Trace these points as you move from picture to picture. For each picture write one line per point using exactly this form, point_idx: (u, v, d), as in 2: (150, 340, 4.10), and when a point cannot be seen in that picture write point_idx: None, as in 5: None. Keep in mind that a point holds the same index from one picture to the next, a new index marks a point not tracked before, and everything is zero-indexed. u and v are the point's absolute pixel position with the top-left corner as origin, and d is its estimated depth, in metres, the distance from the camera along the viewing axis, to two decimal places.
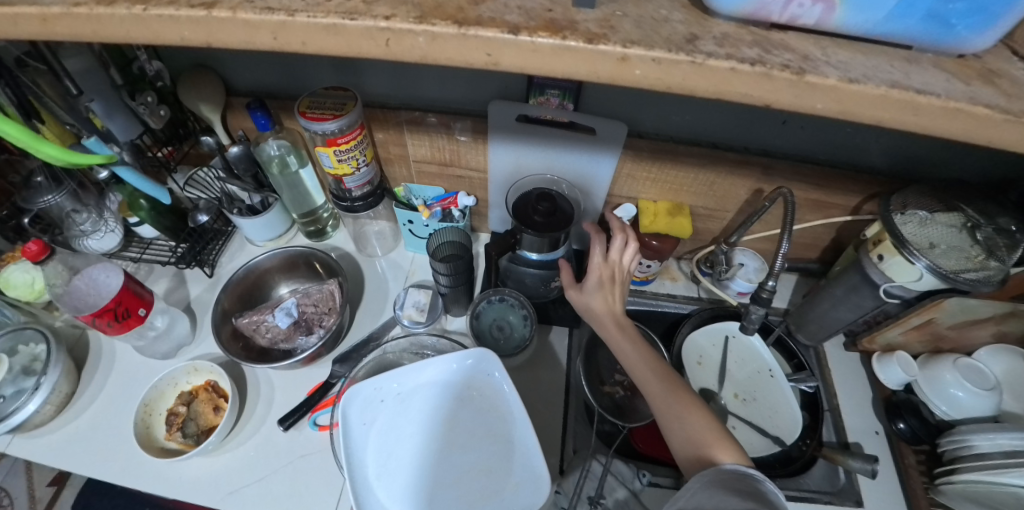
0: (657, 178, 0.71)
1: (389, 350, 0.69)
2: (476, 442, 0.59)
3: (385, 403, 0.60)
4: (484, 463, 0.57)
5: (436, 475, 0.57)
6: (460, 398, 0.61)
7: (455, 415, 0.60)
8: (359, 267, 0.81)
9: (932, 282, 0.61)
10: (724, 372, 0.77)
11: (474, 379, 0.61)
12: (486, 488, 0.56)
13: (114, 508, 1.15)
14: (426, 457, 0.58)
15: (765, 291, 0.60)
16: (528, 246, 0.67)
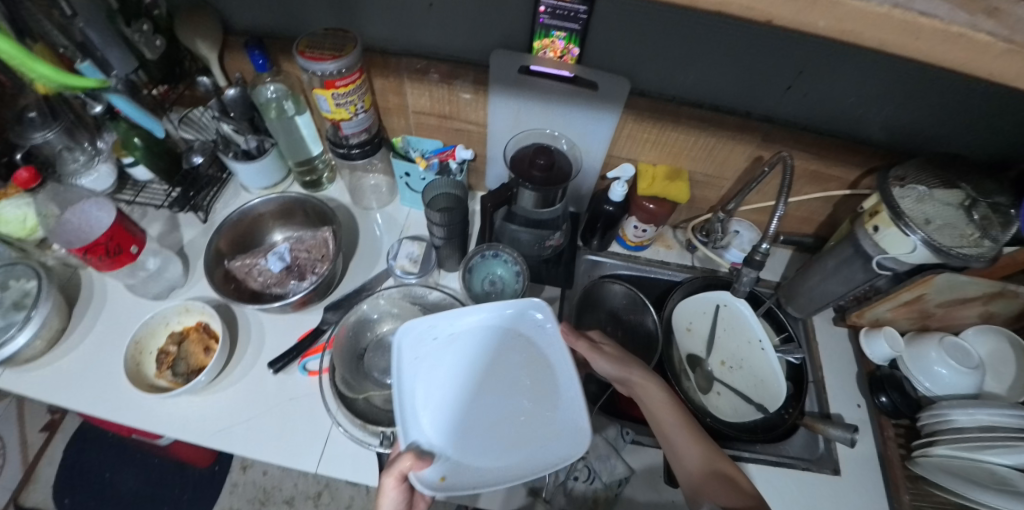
0: (658, 140, 0.70)
1: (383, 297, 0.69)
2: (521, 390, 0.59)
3: (436, 341, 0.60)
4: (528, 413, 0.57)
5: (479, 417, 0.57)
6: (511, 345, 0.61)
7: (504, 361, 0.60)
8: (354, 219, 0.81)
9: (925, 255, 0.61)
10: (713, 340, 0.78)
11: (526, 330, 0.61)
12: (527, 434, 0.56)
13: (105, 453, 1.17)
14: (472, 397, 0.58)
15: (757, 255, 0.62)
16: (524, 202, 0.67)
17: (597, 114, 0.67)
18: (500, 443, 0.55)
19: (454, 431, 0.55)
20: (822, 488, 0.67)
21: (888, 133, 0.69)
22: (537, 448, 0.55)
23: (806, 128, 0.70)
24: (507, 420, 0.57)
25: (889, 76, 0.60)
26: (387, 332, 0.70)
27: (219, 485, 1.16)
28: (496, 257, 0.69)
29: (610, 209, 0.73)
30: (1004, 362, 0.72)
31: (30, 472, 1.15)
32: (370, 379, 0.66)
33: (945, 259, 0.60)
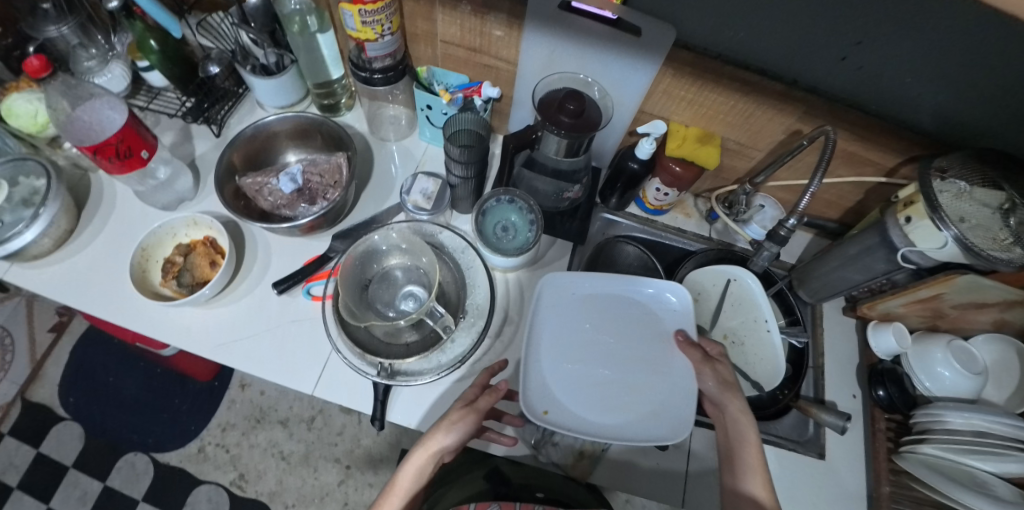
0: (694, 100, 0.67)
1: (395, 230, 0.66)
2: (635, 361, 0.63)
3: (574, 301, 0.66)
4: (642, 386, 0.61)
5: (593, 376, 0.62)
6: (640, 320, 0.65)
7: (626, 331, 0.65)
8: (370, 149, 0.80)
9: (954, 252, 0.59)
10: (719, 313, 0.76)
11: (659, 312, 0.66)
12: (632, 403, 0.60)
13: (111, 358, 1.20)
14: (590, 355, 0.63)
15: (782, 229, 0.64)
16: (548, 149, 0.66)
17: (636, 64, 0.63)
18: (604, 404, 0.60)
19: (565, 383, 0.61)
20: (803, 468, 0.69)
21: (940, 123, 0.61)
22: (638, 417, 0.59)
23: (850, 104, 0.62)
24: (617, 384, 0.61)
25: (958, 62, 0.49)
26: (394, 266, 0.67)
27: (218, 400, 1.19)
28: (512, 203, 0.70)
29: (634, 167, 0.71)
30: (1007, 371, 0.71)
31: (37, 368, 1.19)
32: (374, 311, 0.63)
33: (974, 260, 0.58)
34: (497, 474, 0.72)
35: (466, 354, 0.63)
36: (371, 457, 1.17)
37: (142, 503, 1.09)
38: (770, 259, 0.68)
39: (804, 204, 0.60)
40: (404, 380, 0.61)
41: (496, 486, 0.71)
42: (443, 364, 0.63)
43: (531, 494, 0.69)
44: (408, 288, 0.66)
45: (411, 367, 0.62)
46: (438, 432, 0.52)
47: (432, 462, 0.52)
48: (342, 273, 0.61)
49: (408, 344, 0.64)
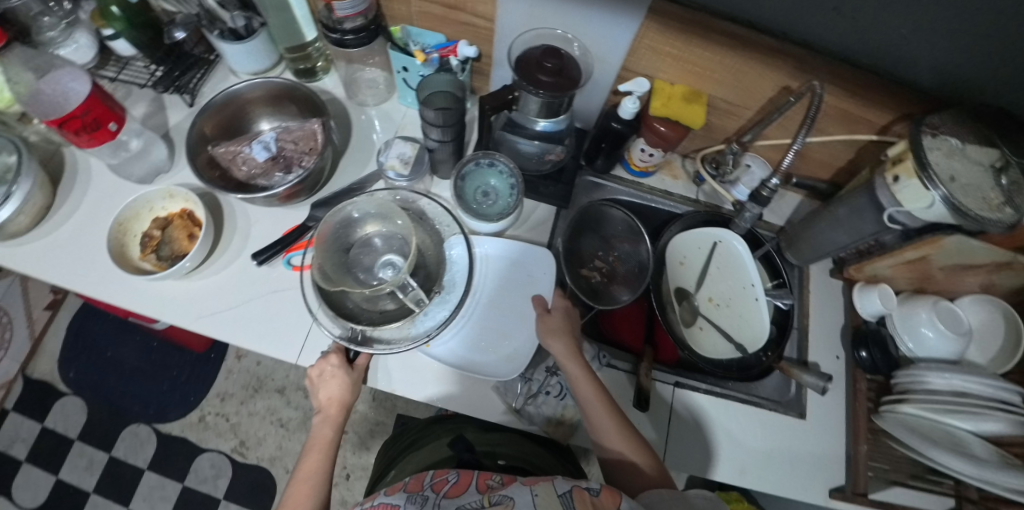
0: (680, 56, 0.64)
1: (371, 202, 0.64)
2: (508, 314, 0.66)
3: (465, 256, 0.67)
4: (513, 339, 0.65)
5: (476, 325, 0.65)
6: (522, 282, 0.67)
7: (510, 288, 0.67)
8: (348, 114, 0.78)
9: (941, 212, 0.57)
10: (704, 276, 0.76)
11: (539, 275, 0.68)
12: (494, 348, 0.64)
13: (108, 333, 1.21)
14: (469, 305, 0.66)
15: (765, 190, 0.64)
16: (528, 110, 0.64)
17: (620, 18, 0.60)
18: (471, 344, 0.64)
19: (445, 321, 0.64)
20: (784, 428, 0.70)
21: (937, 83, 0.58)
22: (497, 361, 0.64)
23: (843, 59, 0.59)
24: (493, 334, 0.65)
25: (959, 16, 0.46)
26: (373, 233, 0.66)
27: (217, 369, 1.21)
28: (492, 166, 0.68)
29: (618, 127, 0.69)
30: (991, 334, 0.71)
31: (36, 344, 1.20)
32: (351, 276, 0.62)
33: (960, 219, 0.58)
34: (461, 441, 0.73)
35: (435, 330, 0.62)
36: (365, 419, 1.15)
37: (148, 471, 1.13)
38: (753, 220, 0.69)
39: (788, 162, 0.59)
40: (383, 347, 0.61)
41: (460, 452, 0.72)
42: (416, 336, 0.62)
43: (494, 462, 0.71)
44: (387, 256, 0.65)
45: (390, 334, 0.62)
46: (332, 386, 0.58)
47: (343, 411, 0.59)
48: (319, 239, 0.61)
49: (385, 311, 0.63)
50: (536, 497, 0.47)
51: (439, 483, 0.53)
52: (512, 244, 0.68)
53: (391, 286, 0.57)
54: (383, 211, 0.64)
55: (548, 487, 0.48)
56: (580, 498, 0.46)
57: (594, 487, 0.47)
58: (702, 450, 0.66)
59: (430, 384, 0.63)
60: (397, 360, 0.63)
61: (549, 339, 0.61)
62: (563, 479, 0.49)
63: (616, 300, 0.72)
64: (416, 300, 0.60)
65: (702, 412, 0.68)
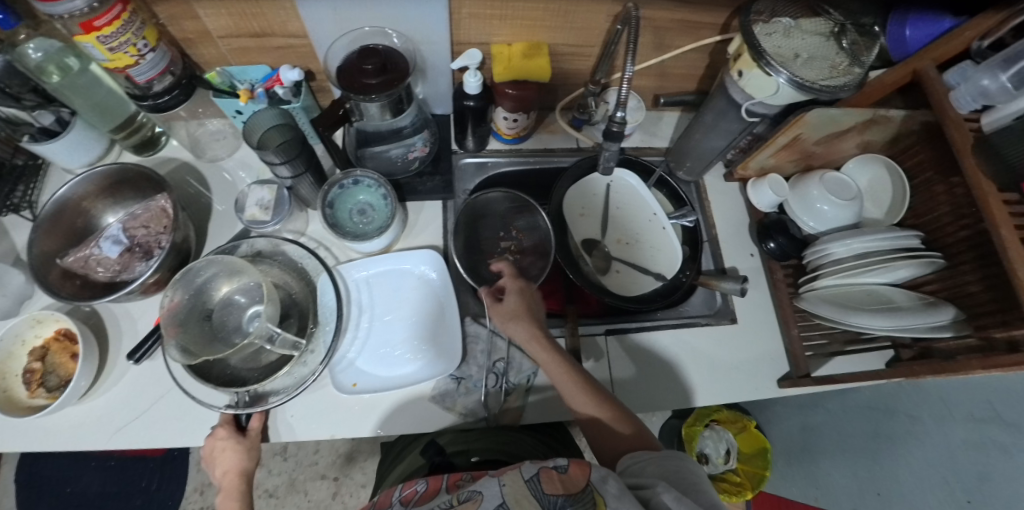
0: (505, 15, 0.61)
1: (199, 266, 0.61)
2: (416, 318, 0.68)
3: (356, 285, 0.68)
4: (427, 338, 0.67)
5: (380, 339, 0.67)
6: (415, 288, 0.69)
7: (408, 297, 0.68)
8: (203, 175, 0.73)
9: (788, 94, 0.58)
10: (605, 220, 0.79)
11: (429, 273, 0.69)
12: (415, 352, 0.66)
13: None
14: (377, 327, 0.67)
15: (615, 124, 0.55)
16: (371, 115, 0.62)
17: None
18: (391, 361, 0.66)
19: (362, 349, 0.66)
20: (719, 338, 0.72)
21: None
22: (423, 364, 0.65)
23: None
24: (401, 343, 0.66)
25: None
26: (232, 291, 0.64)
27: (184, 467, 1.10)
28: (358, 183, 0.66)
29: (472, 104, 0.66)
30: (881, 189, 0.74)
31: None
32: (219, 343, 0.61)
33: (810, 95, 0.58)
34: (431, 445, 0.60)
35: (321, 365, 0.61)
36: (351, 457, 1.12)
37: None
38: (616, 157, 0.59)
39: (625, 89, 0.53)
40: (273, 400, 0.61)
41: (430, 458, 0.59)
42: (305, 376, 0.61)
43: (465, 459, 0.57)
44: (254, 308, 0.64)
45: (279, 384, 0.61)
46: (225, 459, 0.58)
47: (240, 484, 0.57)
48: (164, 320, 0.59)
49: (268, 364, 0.62)
50: (504, 488, 0.42)
51: (407, 493, 0.47)
52: (396, 256, 0.68)
53: (255, 339, 0.55)
54: (229, 268, 0.63)
55: (515, 474, 0.43)
56: (548, 479, 0.42)
57: (560, 463, 0.44)
58: (651, 387, 0.68)
59: (364, 416, 0.63)
60: (304, 403, 0.63)
61: (501, 321, 0.61)
62: (530, 461, 0.44)
63: (532, 277, 0.70)
64: (289, 344, 0.58)
65: (641, 352, 0.69)
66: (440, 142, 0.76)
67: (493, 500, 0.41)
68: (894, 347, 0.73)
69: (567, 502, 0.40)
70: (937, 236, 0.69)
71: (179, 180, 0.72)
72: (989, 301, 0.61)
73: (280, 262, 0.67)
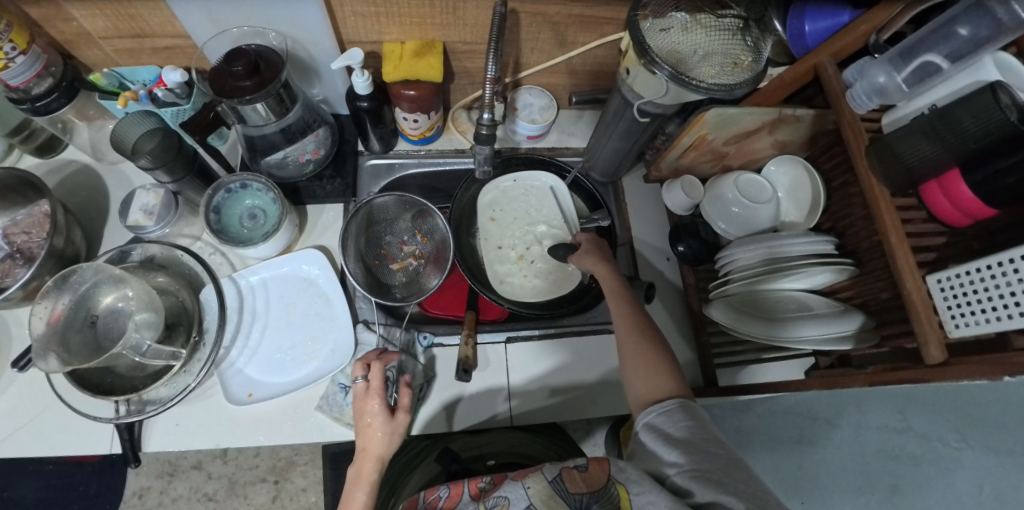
0: (390, 13, 0.58)
1: (79, 277, 0.60)
2: (308, 320, 0.66)
3: (243, 290, 0.66)
4: (315, 338, 0.65)
5: (268, 346, 0.65)
6: (304, 292, 0.67)
7: (298, 301, 0.67)
8: (101, 178, 0.72)
9: (676, 93, 0.56)
10: (519, 221, 0.74)
11: (316, 274, 0.68)
12: (305, 353, 0.65)
13: None
14: (267, 333, 0.66)
15: (484, 128, 0.57)
16: (253, 119, 0.60)
17: None
18: (278, 366, 0.64)
19: (252, 356, 0.64)
20: None
21: None
22: (313, 366, 0.64)
23: None
24: (288, 351, 0.65)
25: None
26: (117, 300, 0.63)
27: (124, 468, 1.06)
28: (246, 187, 0.65)
29: (365, 105, 0.64)
30: (801, 190, 0.70)
31: None
32: (99, 351, 0.60)
33: (701, 95, 0.56)
34: (447, 453, 0.67)
35: (196, 381, 0.60)
36: (291, 462, 1.10)
37: None
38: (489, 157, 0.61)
39: (488, 91, 0.53)
40: (152, 409, 0.59)
41: (449, 465, 0.66)
42: (185, 386, 0.60)
43: (483, 464, 0.66)
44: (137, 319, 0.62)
45: (159, 394, 0.60)
46: (370, 436, 0.51)
47: (378, 471, 0.51)
48: (38, 334, 0.57)
49: (152, 372, 0.61)
50: (529, 490, 0.42)
51: (431, 500, 0.46)
52: (284, 258, 0.67)
53: (121, 349, 0.54)
54: (111, 277, 0.61)
55: (538, 476, 0.43)
56: (569, 478, 0.43)
57: (580, 461, 0.44)
58: (551, 398, 0.65)
59: (250, 430, 0.61)
60: (192, 416, 0.62)
61: (583, 258, 0.65)
62: (551, 462, 0.45)
63: (424, 288, 0.70)
64: (166, 354, 0.58)
65: (544, 359, 0.67)
66: (343, 143, 0.74)
67: (521, 504, 0.42)
68: (814, 355, 0.70)
69: (592, 500, 0.40)
70: (852, 241, 0.65)
71: (76, 185, 0.71)
72: (898, 310, 0.57)
73: (173, 270, 0.65)
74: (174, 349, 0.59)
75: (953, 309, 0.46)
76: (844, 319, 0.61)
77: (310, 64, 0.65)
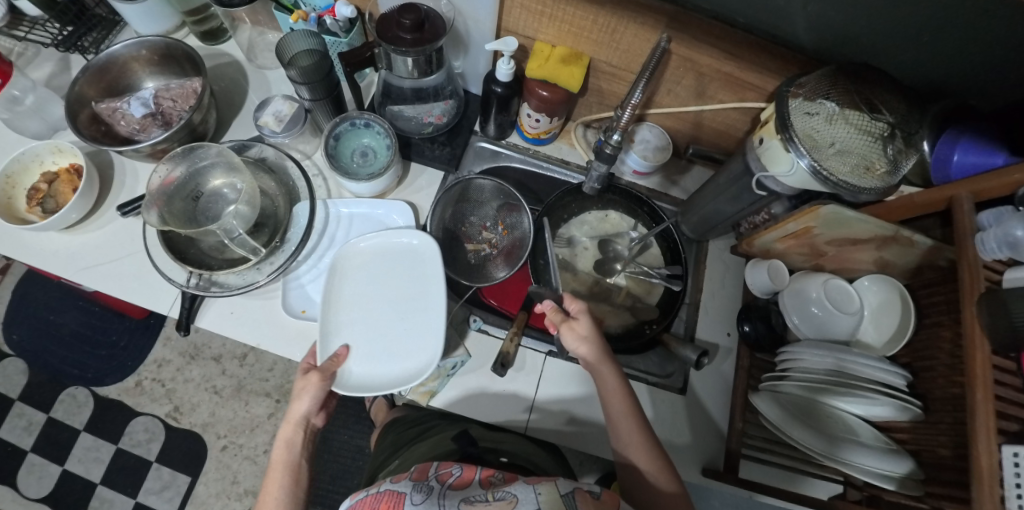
0: (554, 15, 0.62)
1: (201, 159, 0.67)
2: None
3: (330, 217, 0.70)
4: None
5: None
6: None
7: None
8: (246, 77, 0.78)
9: (803, 178, 0.56)
10: (400, 290, 0.64)
11: (398, 225, 0.71)
12: None
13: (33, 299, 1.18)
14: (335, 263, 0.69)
15: (609, 148, 0.58)
16: (399, 69, 0.64)
17: None
18: None
19: (319, 281, 0.68)
20: (660, 401, 0.69)
21: (816, 35, 0.59)
22: None
23: None
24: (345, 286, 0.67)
25: None
26: (223, 185, 0.68)
27: (153, 337, 1.18)
28: (368, 127, 0.69)
29: (499, 91, 0.68)
30: (885, 315, 0.68)
31: None
32: (192, 222, 0.65)
33: (828, 187, 0.55)
34: (465, 436, 0.63)
35: (265, 279, 0.64)
36: None
37: (84, 432, 1.11)
38: (604, 179, 0.64)
39: (626, 117, 0.54)
40: (217, 291, 0.64)
41: (463, 447, 0.61)
42: (254, 281, 0.65)
43: (495, 458, 0.60)
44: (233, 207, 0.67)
45: (228, 280, 0.64)
46: (300, 399, 0.55)
47: (299, 433, 0.55)
48: (152, 190, 0.63)
49: (229, 258, 0.66)
50: (540, 495, 0.44)
51: (444, 473, 0.49)
52: (378, 202, 0.70)
53: (217, 229, 0.59)
54: (228, 163, 0.67)
55: (552, 487, 0.46)
56: (581, 498, 0.45)
57: (596, 489, 0.47)
58: (570, 425, 0.65)
59: (294, 343, 0.65)
60: (246, 309, 0.66)
61: (573, 338, 0.57)
62: (567, 481, 0.47)
63: (490, 277, 0.71)
64: (249, 247, 0.63)
65: (574, 383, 0.67)
66: (464, 118, 0.77)
67: (529, 503, 0.43)
68: (844, 483, 0.66)
69: None
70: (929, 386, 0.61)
71: (225, 75, 0.78)
72: (953, 468, 0.53)
73: (276, 175, 0.70)
74: (255, 245, 0.64)
75: (1019, 488, 0.43)
76: (886, 455, 0.60)
77: (464, 38, 0.69)
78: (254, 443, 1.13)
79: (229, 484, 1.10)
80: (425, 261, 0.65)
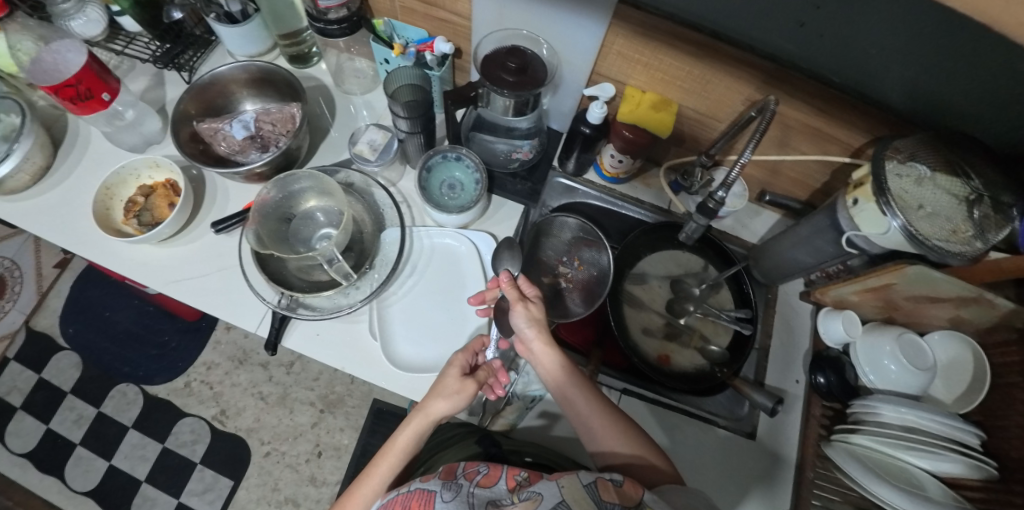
0: (650, 64, 0.64)
1: (303, 180, 0.68)
2: (455, 292, 0.71)
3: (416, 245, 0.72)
4: (457, 311, 0.70)
5: (415, 301, 0.70)
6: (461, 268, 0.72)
7: (454, 272, 0.71)
8: (334, 102, 0.81)
9: (897, 240, 0.57)
10: (442, 285, 0.71)
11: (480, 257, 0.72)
12: (443, 322, 0.69)
13: (89, 295, 1.21)
14: (415, 289, 0.70)
15: (712, 202, 0.59)
16: (496, 107, 0.67)
17: (585, 20, 0.60)
18: (416, 323, 0.69)
19: (403, 308, 0.69)
20: (727, 444, 0.70)
21: None
22: (445, 337, 0.68)
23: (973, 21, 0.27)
24: (429, 315, 0.69)
25: None
26: (316, 208, 0.70)
27: (203, 340, 1.20)
28: (459, 160, 0.71)
29: (587, 131, 0.69)
30: (959, 371, 0.68)
31: (41, 300, 1.20)
32: (286, 245, 0.67)
33: (919, 250, 0.55)
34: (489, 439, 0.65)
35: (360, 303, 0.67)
36: (341, 399, 1.18)
37: (132, 430, 1.13)
38: (699, 232, 0.64)
39: (733, 173, 0.55)
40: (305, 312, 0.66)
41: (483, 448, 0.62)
42: (342, 305, 0.67)
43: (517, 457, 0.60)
44: (325, 230, 0.69)
45: (317, 302, 0.67)
46: (435, 399, 0.55)
47: (430, 425, 0.54)
48: (256, 207, 0.65)
49: (316, 281, 0.67)
50: (562, 489, 0.42)
51: (470, 472, 0.48)
52: (462, 234, 0.72)
53: (318, 255, 0.60)
54: (324, 188, 0.69)
55: (572, 478, 0.44)
56: (603, 487, 0.43)
57: (615, 476, 0.45)
58: None
59: (375, 366, 0.66)
60: (329, 332, 0.67)
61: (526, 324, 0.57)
62: (586, 469, 0.45)
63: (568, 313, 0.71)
64: (342, 273, 0.63)
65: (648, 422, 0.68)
66: (545, 154, 0.80)
67: (551, 500, 0.41)
68: None
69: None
70: None
71: (315, 100, 0.80)
72: None
73: (363, 201, 0.72)
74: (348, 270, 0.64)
75: None
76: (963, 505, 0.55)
77: (556, 78, 0.72)
78: (295, 451, 1.14)
79: (270, 491, 1.11)
80: (461, 256, 0.72)
